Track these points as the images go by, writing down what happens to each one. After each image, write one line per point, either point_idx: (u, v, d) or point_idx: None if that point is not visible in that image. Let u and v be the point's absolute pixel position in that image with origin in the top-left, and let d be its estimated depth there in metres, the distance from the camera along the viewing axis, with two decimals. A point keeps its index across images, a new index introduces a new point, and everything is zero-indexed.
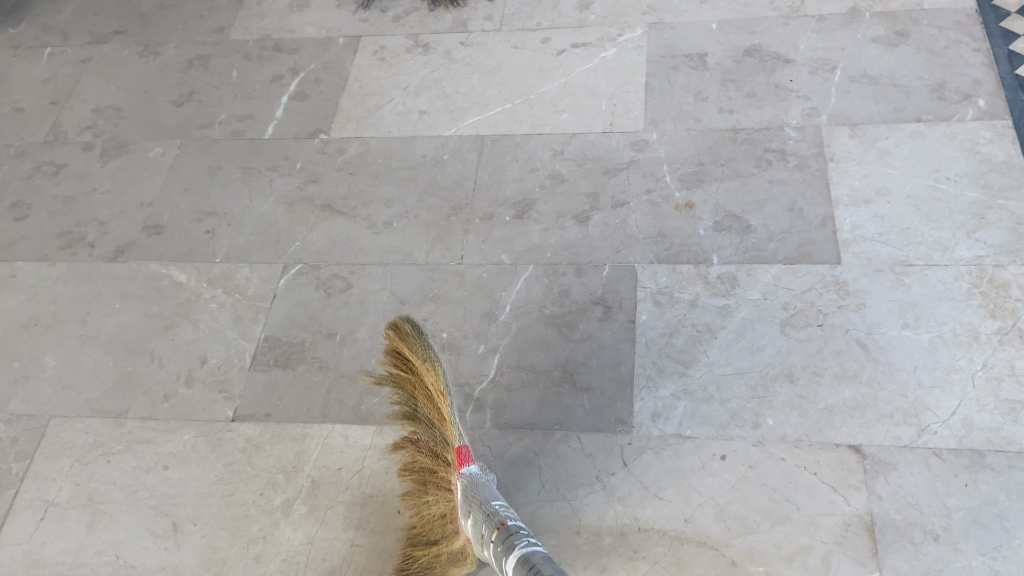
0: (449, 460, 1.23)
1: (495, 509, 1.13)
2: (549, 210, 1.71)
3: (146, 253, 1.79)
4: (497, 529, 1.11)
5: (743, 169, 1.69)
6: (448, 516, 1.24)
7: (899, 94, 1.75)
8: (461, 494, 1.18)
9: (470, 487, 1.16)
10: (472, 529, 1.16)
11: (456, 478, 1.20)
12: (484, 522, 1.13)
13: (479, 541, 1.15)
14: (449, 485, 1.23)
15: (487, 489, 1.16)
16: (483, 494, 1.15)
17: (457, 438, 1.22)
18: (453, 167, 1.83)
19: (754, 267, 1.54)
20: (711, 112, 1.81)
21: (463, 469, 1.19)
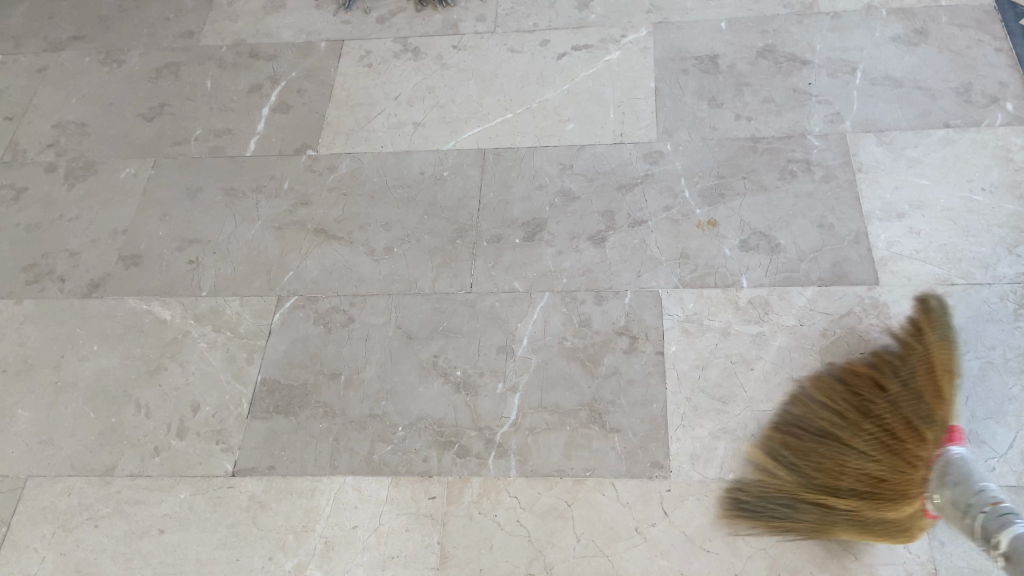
0: (932, 436, 1.08)
1: (988, 488, 0.97)
2: (562, 231, 1.60)
3: (123, 287, 1.64)
4: (992, 505, 0.95)
5: (765, 181, 1.60)
6: (885, 487, 1.10)
7: (924, 98, 1.67)
8: (936, 473, 1.03)
9: (954, 465, 1.02)
10: (950, 500, 1.00)
11: (936, 454, 1.05)
12: (972, 496, 0.97)
13: (954, 516, 0.99)
14: (918, 457, 1.08)
15: (972, 470, 1.00)
16: (972, 476, 0.99)
17: (953, 419, 1.09)
18: (454, 185, 1.71)
19: (786, 290, 1.46)
20: (727, 120, 1.71)
21: (949, 446, 1.05)
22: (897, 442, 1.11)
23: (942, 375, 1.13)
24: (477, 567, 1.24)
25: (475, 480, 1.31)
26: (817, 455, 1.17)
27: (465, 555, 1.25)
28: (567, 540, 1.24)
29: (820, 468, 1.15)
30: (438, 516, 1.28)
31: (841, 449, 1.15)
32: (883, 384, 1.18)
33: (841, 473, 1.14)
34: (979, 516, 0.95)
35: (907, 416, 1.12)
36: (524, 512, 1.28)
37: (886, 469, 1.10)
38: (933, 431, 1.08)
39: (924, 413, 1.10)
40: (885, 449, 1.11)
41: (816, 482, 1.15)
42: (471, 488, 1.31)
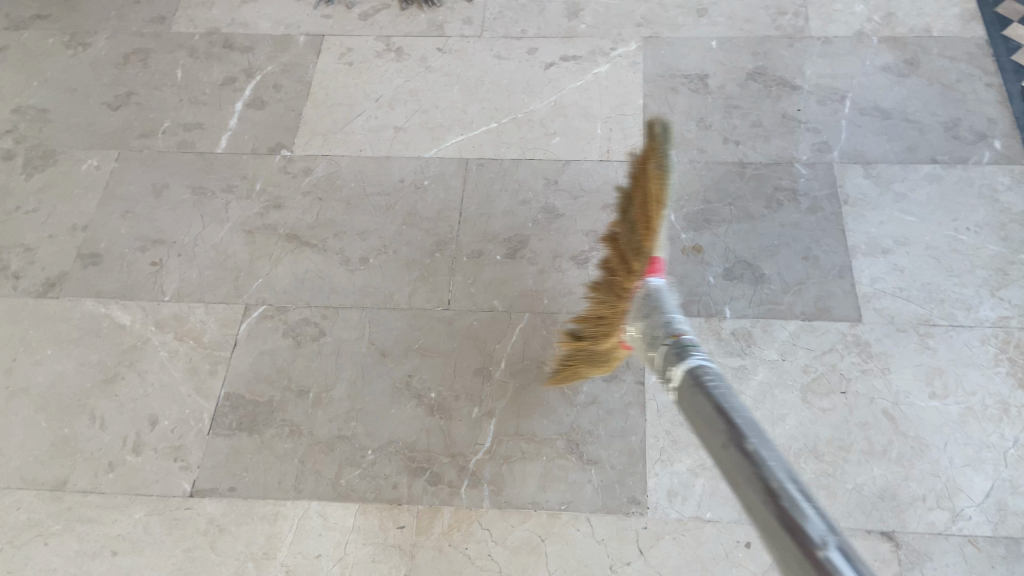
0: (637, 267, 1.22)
1: (678, 321, 1.15)
2: (545, 250, 1.56)
3: (81, 287, 1.56)
4: (683, 333, 1.14)
5: (752, 209, 1.57)
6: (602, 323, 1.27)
7: (913, 130, 1.66)
8: (637, 303, 1.18)
9: (653, 294, 1.17)
10: (640, 326, 1.17)
11: (637, 285, 1.20)
12: (661, 327, 1.14)
13: (647, 342, 1.17)
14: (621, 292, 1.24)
15: (663, 301, 1.16)
16: (652, 304, 1.17)
17: (656, 252, 1.20)
18: (435, 194, 1.65)
19: (769, 322, 1.43)
20: (715, 143, 1.68)
21: (650, 278, 1.20)
22: (615, 282, 1.26)
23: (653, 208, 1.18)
24: None
25: (445, 510, 1.27)
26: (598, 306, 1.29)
27: None
28: None
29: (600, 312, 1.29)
30: (406, 548, 1.24)
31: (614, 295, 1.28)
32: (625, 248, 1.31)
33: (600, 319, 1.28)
34: (663, 341, 1.13)
35: (627, 258, 1.25)
36: (496, 546, 1.23)
37: (603, 312, 1.26)
38: (636, 273, 1.19)
39: (638, 246, 1.23)
40: (608, 294, 1.25)
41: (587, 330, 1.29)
42: (442, 518, 1.26)
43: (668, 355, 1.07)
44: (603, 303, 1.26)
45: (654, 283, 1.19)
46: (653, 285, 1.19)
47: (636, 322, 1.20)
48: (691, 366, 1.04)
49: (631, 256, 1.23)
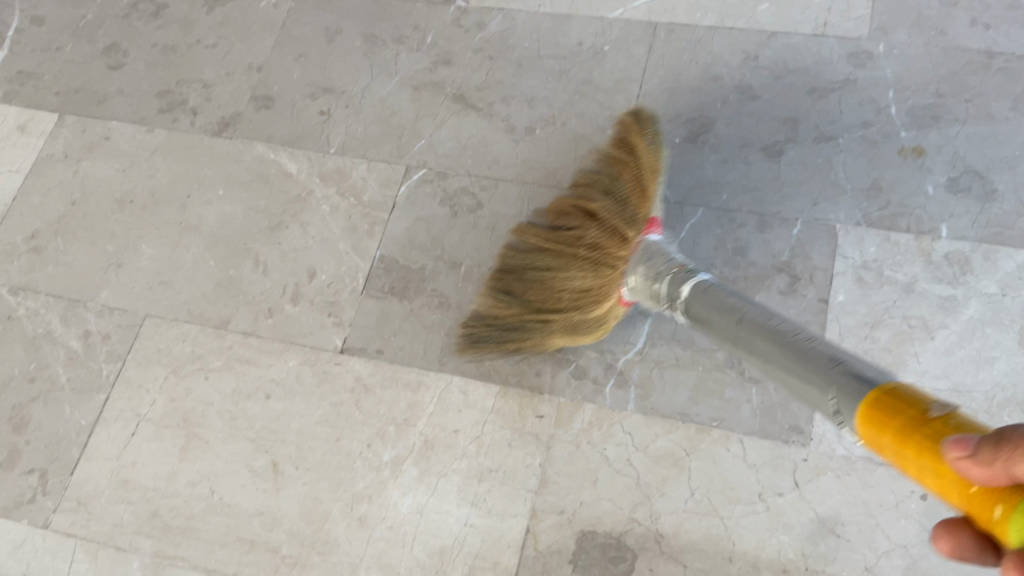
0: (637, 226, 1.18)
1: (672, 252, 1.15)
2: (732, 136, 1.37)
3: (252, 130, 1.57)
4: (680, 264, 1.13)
5: (994, 109, 1.31)
6: (602, 291, 1.19)
7: None
8: (636, 258, 1.16)
9: (650, 246, 1.16)
10: (640, 269, 1.15)
11: (637, 240, 1.18)
12: (665, 262, 1.14)
13: (648, 291, 1.15)
14: (615, 258, 1.18)
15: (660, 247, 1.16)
16: (650, 244, 1.17)
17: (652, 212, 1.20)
18: (614, 62, 1.49)
19: (994, 249, 1.21)
20: (960, 24, 1.39)
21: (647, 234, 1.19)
22: (572, 249, 1.20)
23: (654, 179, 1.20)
24: (577, 499, 1.16)
25: (588, 407, 1.22)
26: (537, 282, 1.22)
27: (566, 484, 1.17)
28: (678, 492, 1.14)
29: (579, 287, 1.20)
30: (543, 438, 1.21)
31: (564, 271, 1.20)
32: (573, 222, 1.22)
33: (563, 289, 1.20)
34: (663, 276, 1.13)
35: (615, 228, 1.19)
36: (636, 451, 1.17)
37: (592, 282, 1.19)
38: (635, 231, 1.18)
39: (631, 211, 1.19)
40: (590, 263, 1.19)
41: (541, 302, 1.22)
42: (583, 414, 1.21)
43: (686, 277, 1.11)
44: (581, 272, 1.19)
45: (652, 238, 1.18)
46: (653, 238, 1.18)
47: (631, 273, 1.17)
48: (704, 284, 1.08)
49: (619, 222, 1.18)
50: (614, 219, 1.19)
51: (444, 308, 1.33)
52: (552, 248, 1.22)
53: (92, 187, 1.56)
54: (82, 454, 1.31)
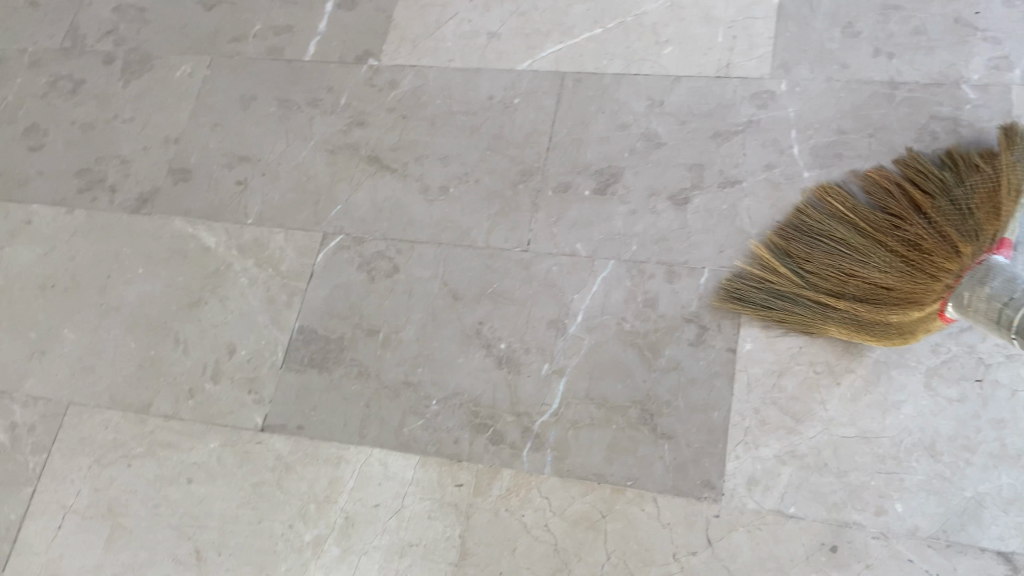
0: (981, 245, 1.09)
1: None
2: (640, 185, 1.40)
3: (171, 205, 1.57)
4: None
5: (896, 143, 1.33)
6: (914, 298, 1.14)
7: None
8: (965, 278, 1.08)
9: (998, 269, 1.04)
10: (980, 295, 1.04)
11: (975, 262, 1.08)
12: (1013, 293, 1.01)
13: (987, 313, 1.03)
14: (942, 268, 1.12)
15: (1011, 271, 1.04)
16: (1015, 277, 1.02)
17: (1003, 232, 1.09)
18: (525, 116, 1.50)
19: None
20: (862, 55, 1.40)
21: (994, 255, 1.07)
22: (930, 254, 1.14)
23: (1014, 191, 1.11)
24: (497, 569, 1.17)
25: (505, 473, 1.22)
26: (828, 259, 1.22)
27: (486, 555, 1.18)
28: (595, 556, 1.16)
29: (829, 273, 1.21)
30: (463, 507, 1.21)
31: (864, 257, 1.19)
32: (895, 210, 1.22)
33: (854, 274, 1.19)
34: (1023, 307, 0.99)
35: (945, 232, 1.14)
36: (553, 516, 1.19)
37: (892, 278, 1.16)
38: (972, 246, 1.10)
39: (971, 227, 1.12)
40: (901, 260, 1.16)
41: (825, 283, 1.21)
42: (501, 481, 1.22)
43: None
44: (919, 271, 1.14)
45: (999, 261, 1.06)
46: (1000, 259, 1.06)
47: (964, 293, 1.07)
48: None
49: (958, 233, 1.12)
50: (972, 232, 1.11)
51: (363, 379, 1.33)
52: (904, 220, 1.20)
53: (14, 273, 1.56)
54: (11, 551, 1.32)
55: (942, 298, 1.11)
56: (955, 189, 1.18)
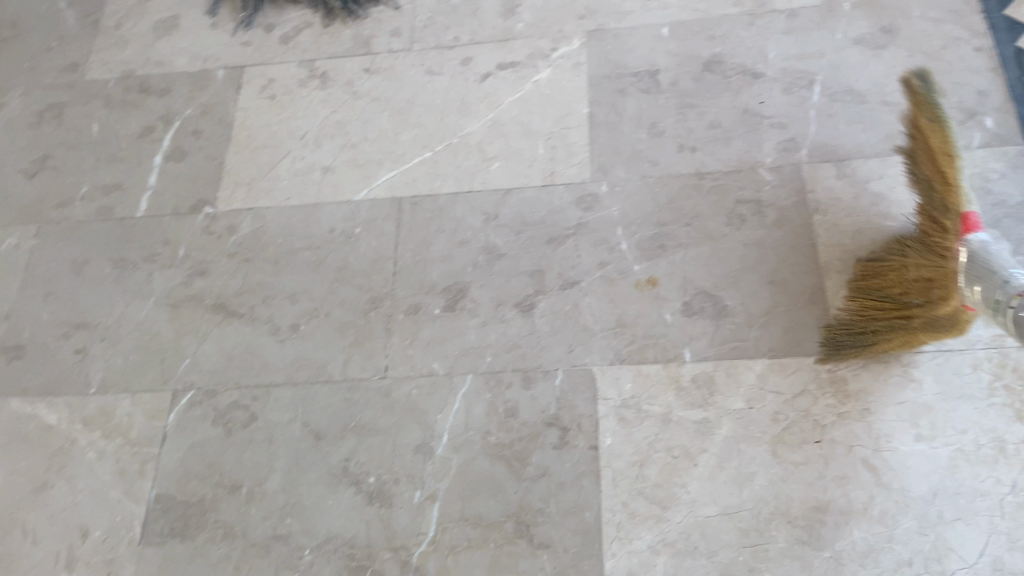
0: (953, 225, 1.16)
1: (1012, 279, 1.08)
2: (486, 297, 1.45)
3: (4, 385, 1.48)
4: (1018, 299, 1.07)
5: (711, 228, 1.46)
6: (938, 284, 1.19)
7: (891, 116, 1.50)
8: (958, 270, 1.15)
9: (983, 257, 1.11)
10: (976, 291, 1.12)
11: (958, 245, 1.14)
12: (1000, 292, 1.08)
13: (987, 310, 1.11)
14: (943, 248, 1.17)
15: (993, 258, 1.10)
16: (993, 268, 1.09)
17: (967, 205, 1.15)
18: (368, 244, 1.53)
19: (734, 364, 1.32)
20: (669, 152, 1.54)
21: (966, 237, 1.14)
22: (936, 242, 1.20)
23: (942, 159, 1.17)
24: None
25: None
26: (882, 276, 1.28)
27: None
28: None
29: (883, 293, 1.27)
30: None
31: (903, 264, 1.25)
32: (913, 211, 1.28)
33: (901, 284, 1.25)
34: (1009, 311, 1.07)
35: (933, 217, 1.21)
36: None
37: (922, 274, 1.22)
38: (952, 222, 1.16)
39: (941, 204, 1.18)
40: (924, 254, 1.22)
41: (881, 300, 1.27)
42: None
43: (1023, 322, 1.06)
44: (926, 263, 1.21)
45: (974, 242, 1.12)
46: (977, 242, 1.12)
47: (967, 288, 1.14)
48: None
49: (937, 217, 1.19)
50: (943, 212, 1.17)
51: (230, 541, 1.28)
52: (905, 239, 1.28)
53: None
54: None
55: (956, 272, 1.15)
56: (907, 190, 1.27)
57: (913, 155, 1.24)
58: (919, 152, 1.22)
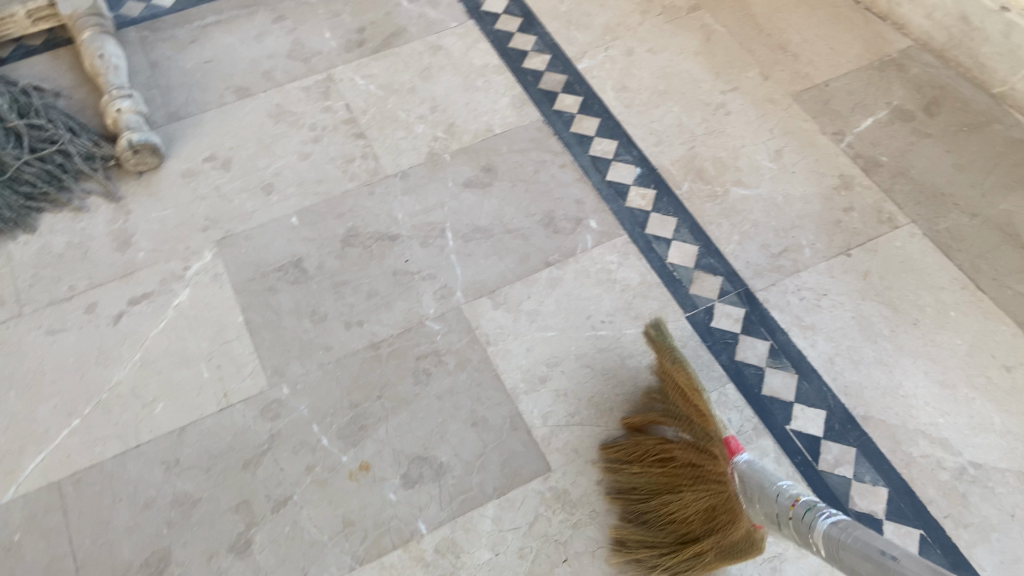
0: (718, 451, 1.17)
1: (785, 490, 1.08)
2: (193, 554, 1.33)
3: None
4: (793, 509, 1.06)
5: (402, 392, 1.50)
6: (720, 509, 1.19)
7: (517, 241, 1.69)
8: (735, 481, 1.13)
9: (749, 477, 1.12)
10: (760, 511, 1.11)
11: (729, 469, 1.14)
12: (776, 504, 1.08)
13: (769, 522, 1.10)
14: (718, 475, 1.18)
15: (762, 475, 1.11)
16: (766, 482, 1.10)
17: (724, 431, 1.17)
18: (33, 551, 1.32)
19: (468, 517, 1.37)
20: (337, 334, 1.56)
21: (733, 460, 1.14)
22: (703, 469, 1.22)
23: (693, 397, 1.23)
24: None
25: None
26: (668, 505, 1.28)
27: None
28: None
29: (674, 520, 1.27)
30: None
31: (682, 498, 1.26)
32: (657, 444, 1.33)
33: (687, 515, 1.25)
34: (786, 520, 1.07)
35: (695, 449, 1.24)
36: None
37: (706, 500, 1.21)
38: (717, 447, 1.18)
39: (703, 435, 1.21)
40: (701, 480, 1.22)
41: (678, 530, 1.26)
42: None
43: (800, 526, 1.05)
44: (701, 499, 1.22)
45: (741, 462, 1.13)
46: (744, 463, 1.13)
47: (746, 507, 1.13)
48: (825, 528, 1.01)
49: (697, 445, 1.23)
50: (708, 443, 1.20)
51: None
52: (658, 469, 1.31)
53: None
54: None
55: (734, 491, 1.15)
56: (677, 434, 1.31)
57: (671, 398, 1.34)
58: (677, 395, 1.29)
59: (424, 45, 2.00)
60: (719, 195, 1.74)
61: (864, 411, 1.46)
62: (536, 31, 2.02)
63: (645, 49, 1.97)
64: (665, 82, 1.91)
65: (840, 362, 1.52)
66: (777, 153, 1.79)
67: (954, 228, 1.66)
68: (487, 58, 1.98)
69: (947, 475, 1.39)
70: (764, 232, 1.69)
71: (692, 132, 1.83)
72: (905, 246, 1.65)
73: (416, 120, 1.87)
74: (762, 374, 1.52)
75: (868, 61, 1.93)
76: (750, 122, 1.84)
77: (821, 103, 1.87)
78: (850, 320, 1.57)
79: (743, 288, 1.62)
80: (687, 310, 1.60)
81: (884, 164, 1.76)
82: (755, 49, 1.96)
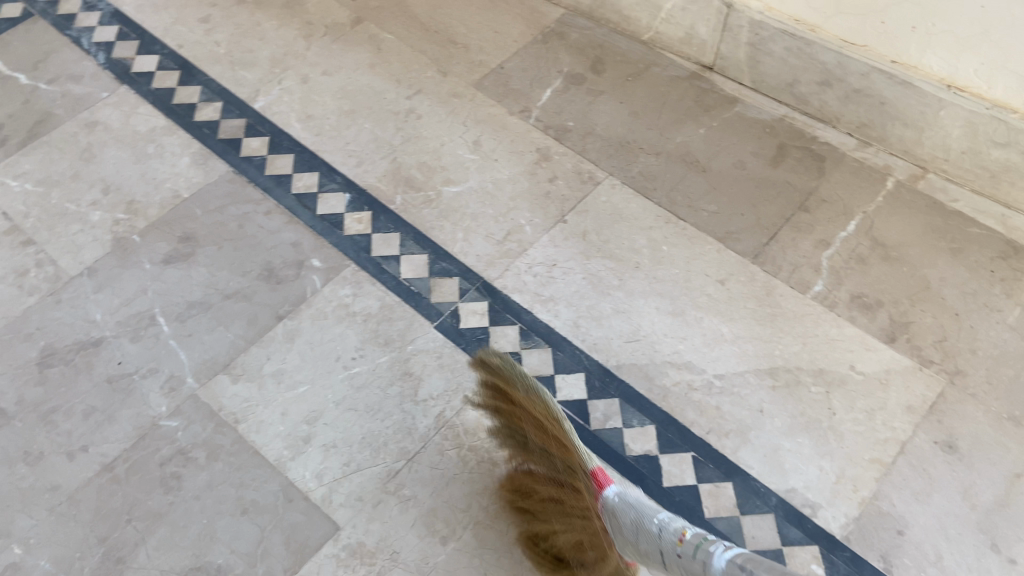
0: (584, 488, 1.11)
1: (667, 525, 1.02)
2: None
3: None
4: (679, 544, 0.99)
5: (154, 505, 1.36)
6: (595, 545, 1.14)
7: (240, 303, 1.57)
8: (606, 517, 1.08)
9: (624, 510, 1.05)
10: (638, 549, 1.05)
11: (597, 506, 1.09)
12: (660, 541, 1.01)
13: (656, 562, 1.03)
14: (588, 511, 1.13)
15: (641, 510, 1.05)
16: (642, 517, 1.04)
17: (590, 462, 1.11)
18: None
19: None
20: (61, 467, 1.39)
21: (603, 494, 1.08)
22: (575, 504, 1.16)
23: (552, 425, 1.15)
24: None
25: None
26: (553, 528, 1.24)
27: None
28: None
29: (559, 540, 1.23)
30: None
31: (561, 526, 1.21)
32: (529, 467, 1.27)
33: (569, 539, 1.20)
34: (670, 564, 1.00)
35: (563, 484, 1.18)
36: None
37: (582, 535, 1.17)
38: (581, 480, 1.11)
39: (565, 468, 1.15)
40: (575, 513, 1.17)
41: (567, 551, 1.23)
42: None
43: (686, 566, 0.97)
44: (578, 530, 1.17)
45: (611, 500, 1.07)
46: (615, 499, 1.07)
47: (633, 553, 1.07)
48: (713, 564, 0.91)
49: (565, 479, 1.17)
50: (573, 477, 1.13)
51: None
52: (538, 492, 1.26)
53: None
54: None
55: (600, 525, 1.10)
56: (528, 459, 1.27)
57: (521, 432, 1.25)
58: (529, 425, 1.21)
59: (76, 125, 1.82)
60: (433, 199, 1.73)
61: (616, 361, 1.54)
62: (199, 80, 1.91)
63: (318, 72, 1.91)
64: (349, 101, 1.87)
65: (584, 323, 1.58)
66: (475, 143, 1.82)
67: (645, 170, 1.80)
68: (153, 120, 1.84)
69: (698, 394, 1.50)
70: (485, 222, 1.70)
71: (391, 143, 1.80)
72: (610, 199, 1.76)
73: (89, 207, 1.70)
74: (519, 358, 1.53)
75: (531, 37, 2.02)
76: (442, 120, 1.85)
77: (501, 86, 1.93)
78: (582, 282, 1.64)
79: (481, 281, 1.62)
80: (434, 320, 1.56)
81: (572, 129, 1.86)
82: (426, 48, 1.98)
